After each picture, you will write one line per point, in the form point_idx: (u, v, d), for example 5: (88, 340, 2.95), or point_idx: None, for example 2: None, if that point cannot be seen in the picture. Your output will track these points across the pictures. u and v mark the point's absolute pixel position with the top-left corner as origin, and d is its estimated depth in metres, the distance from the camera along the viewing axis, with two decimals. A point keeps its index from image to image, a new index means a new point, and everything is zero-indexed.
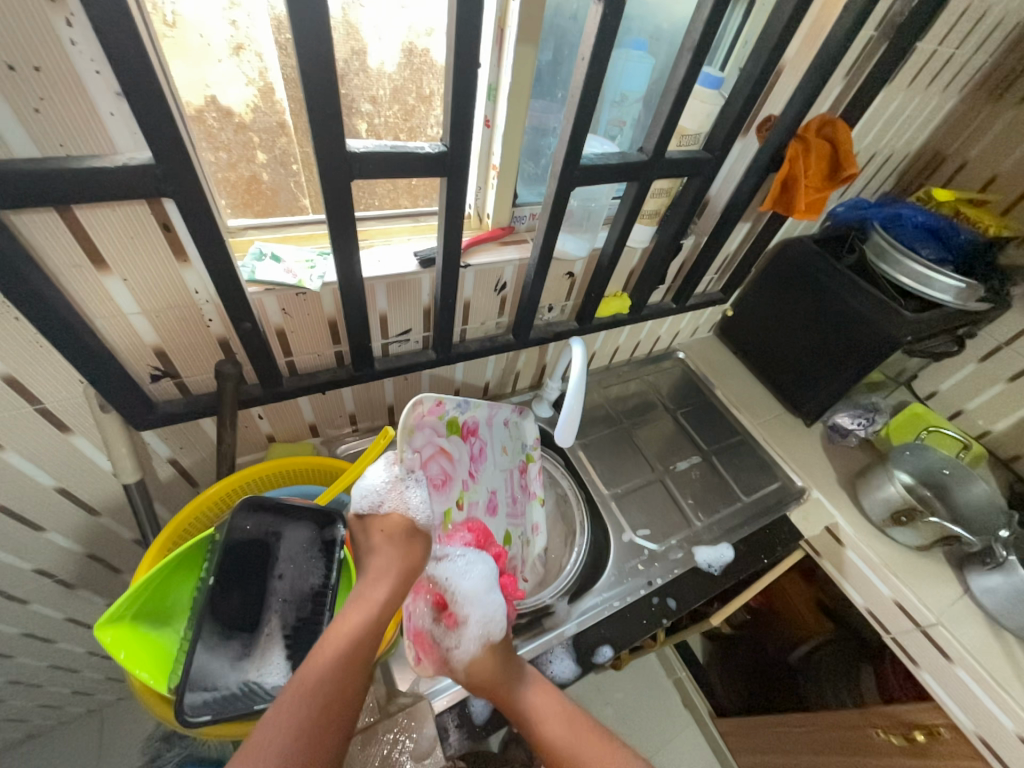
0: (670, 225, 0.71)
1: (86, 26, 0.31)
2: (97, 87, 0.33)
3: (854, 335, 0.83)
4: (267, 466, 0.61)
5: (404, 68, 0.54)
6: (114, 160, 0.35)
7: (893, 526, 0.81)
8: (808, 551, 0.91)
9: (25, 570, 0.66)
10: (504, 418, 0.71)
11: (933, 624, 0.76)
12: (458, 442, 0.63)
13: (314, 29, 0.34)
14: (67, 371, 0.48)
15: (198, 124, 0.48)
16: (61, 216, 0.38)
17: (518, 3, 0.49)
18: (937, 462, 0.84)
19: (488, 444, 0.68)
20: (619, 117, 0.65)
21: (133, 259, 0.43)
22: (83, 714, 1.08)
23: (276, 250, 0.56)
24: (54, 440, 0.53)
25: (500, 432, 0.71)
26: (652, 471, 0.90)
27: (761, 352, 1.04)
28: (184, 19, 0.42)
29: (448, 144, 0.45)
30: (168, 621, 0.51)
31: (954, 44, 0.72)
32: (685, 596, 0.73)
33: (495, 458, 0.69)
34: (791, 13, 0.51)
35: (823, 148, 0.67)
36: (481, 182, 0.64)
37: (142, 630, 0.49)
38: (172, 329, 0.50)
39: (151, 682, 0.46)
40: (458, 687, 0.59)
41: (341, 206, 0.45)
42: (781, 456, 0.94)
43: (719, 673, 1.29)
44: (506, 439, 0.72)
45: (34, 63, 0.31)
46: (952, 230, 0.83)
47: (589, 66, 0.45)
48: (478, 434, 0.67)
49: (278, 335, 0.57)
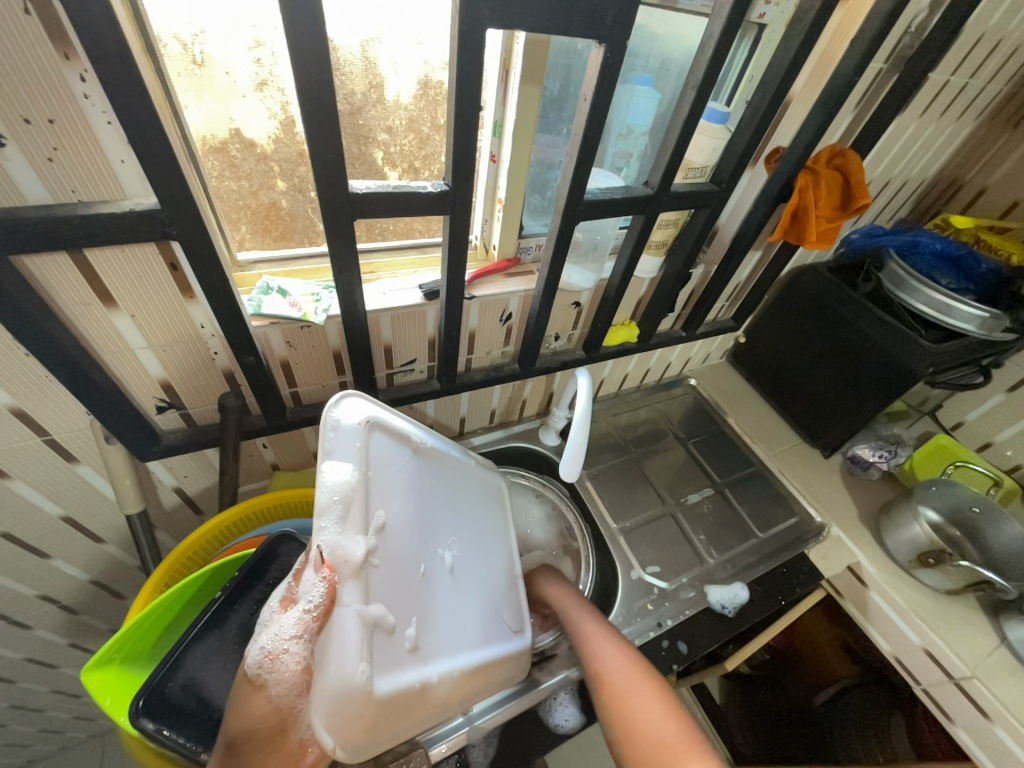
0: (678, 256, 0.70)
1: (98, 80, 0.32)
2: (109, 137, 0.35)
3: (874, 368, 0.80)
4: (269, 499, 0.60)
5: (419, 99, 0.55)
6: (121, 205, 0.36)
7: (919, 568, 0.77)
8: (828, 591, 0.87)
9: (30, 597, 0.66)
10: (505, 651, 0.52)
11: (968, 677, 0.70)
12: (451, 602, 0.47)
13: (313, 73, 0.35)
14: (75, 405, 0.49)
15: (223, 156, 0.50)
16: (73, 259, 0.39)
17: (523, 44, 0.50)
18: (965, 499, 0.80)
19: (479, 575, 0.54)
20: (625, 149, 0.65)
21: (139, 296, 0.44)
22: (84, 739, 1.10)
23: (283, 283, 0.57)
24: (61, 471, 0.54)
25: (494, 625, 0.53)
26: (662, 503, 0.87)
27: (777, 381, 1.01)
28: (211, 59, 0.43)
29: (450, 183, 0.46)
30: (140, 657, 0.47)
31: (967, 74, 0.71)
32: (696, 640, 0.69)
33: (480, 550, 0.56)
34: (797, 49, 0.50)
35: (834, 179, 0.66)
36: (487, 214, 0.65)
37: (121, 673, 0.45)
38: (179, 364, 0.51)
39: (112, 713, 0.42)
40: (458, 734, 0.55)
41: (344, 241, 0.45)
42: (799, 491, 0.91)
43: (738, 717, 1.16)
44: (493, 566, 0.58)
45: (48, 116, 0.32)
46: (973, 258, 0.81)
47: (592, 104, 0.45)
48: (476, 608, 0.51)
49: (282, 367, 0.58)
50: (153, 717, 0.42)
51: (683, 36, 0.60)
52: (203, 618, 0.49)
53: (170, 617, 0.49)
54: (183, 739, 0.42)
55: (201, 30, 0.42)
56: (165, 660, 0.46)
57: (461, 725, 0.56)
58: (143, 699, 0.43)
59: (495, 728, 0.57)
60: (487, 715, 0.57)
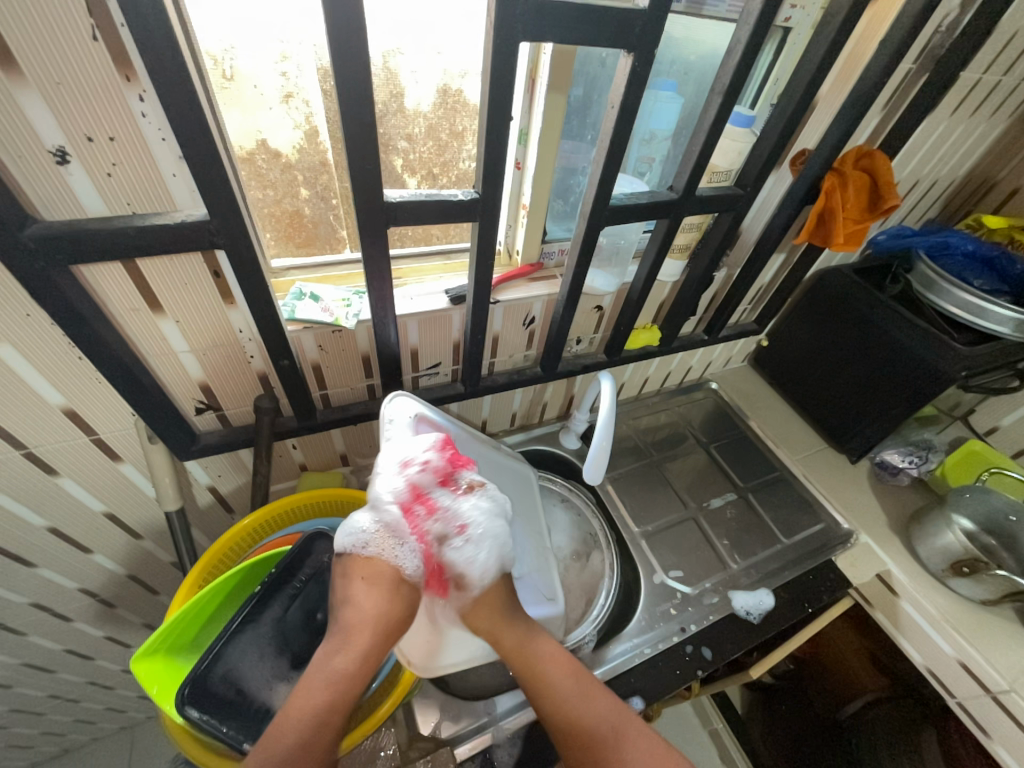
0: (701, 259, 0.70)
1: (155, 99, 0.34)
2: (162, 152, 0.36)
3: (903, 371, 0.78)
4: (298, 498, 0.62)
5: (439, 108, 0.57)
6: (173, 216, 0.38)
7: (953, 577, 0.75)
8: (858, 600, 0.85)
9: (72, 590, 0.69)
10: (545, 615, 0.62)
11: (1006, 691, 0.68)
12: None
13: (352, 88, 0.37)
14: (121, 406, 0.51)
15: (252, 166, 0.51)
16: (125, 267, 0.41)
17: (548, 55, 0.51)
18: (1001, 507, 0.77)
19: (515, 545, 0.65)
20: (648, 154, 0.66)
21: (184, 302, 0.46)
22: (115, 731, 1.14)
23: (315, 289, 0.58)
24: (106, 469, 0.56)
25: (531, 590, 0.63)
26: (684, 507, 0.86)
27: (801, 385, 1.00)
28: (240, 74, 0.45)
29: (479, 190, 0.47)
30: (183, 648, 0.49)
31: (999, 72, 0.70)
32: (721, 646, 0.69)
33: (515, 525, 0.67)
34: (826, 51, 0.50)
35: (862, 180, 0.66)
36: (511, 221, 0.66)
37: (165, 663, 0.46)
38: (218, 366, 0.53)
39: (160, 700, 0.44)
40: (482, 734, 0.56)
41: (375, 248, 0.47)
42: (825, 497, 0.89)
43: (760, 730, 1.16)
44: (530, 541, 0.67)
45: (109, 134, 0.34)
46: (1008, 259, 0.78)
47: (619, 111, 0.46)
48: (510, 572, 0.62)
49: (313, 371, 0.60)
50: (196, 705, 0.44)
51: (706, 39, 0.60)
52: (242, 611, 0.50)
53: (209, 611, 0.50)
54: (225, 729, 0.44)
55: (233, 47, 0.43)
56: (208, 650, 0.47)
57: (486, 725, 0.56)
58: (189, 688, 0.44)
59: (520, 730, 0.57)
60: (511, 716, 0.57)
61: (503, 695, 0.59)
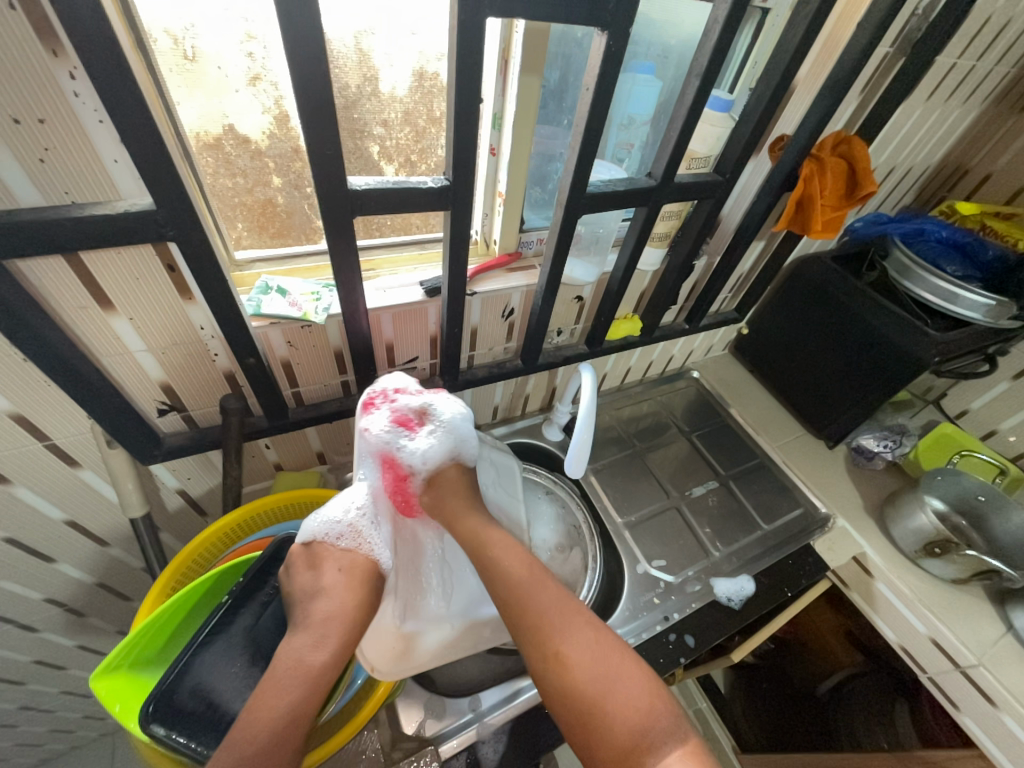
0: (681, 247, 0.69)
1: (88, 78, 0.31)
2: (101, 136, 0.34)
3: (880, 358, 0.79)
4: (265, 504, 0.60)
5: (414, 92, 0.54)
6: (114, 206, 0.35)
7: (925, 558, 0.77)
8: (835, 582, 0.88)
9: (36, 600, 0.66)
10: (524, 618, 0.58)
11: (974, 665, 0.70)
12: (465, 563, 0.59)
13: (310, 69, 0.34)
14: (74, 409, 0.48)
15: (216, 153, 0.48)
16: (68, 263, 0.38)
17: (521, 35, 0.49)
18: (971, 488, 0.79)
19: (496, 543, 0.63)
20: (627, 140, 0.64)
21: (137, 298, 0.43)
22: (95, 738, 1.11)
23: (282, 282, 0.56)
24: (63, 475, 0.53)
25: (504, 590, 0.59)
26: (667, 497, 0.87)
27: (780, 373, 1.01)
28: (203, 54, 0.42)
29: (451, 178, 0.45)
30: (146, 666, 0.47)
31: (973, 57, 0.70)
32: (704, 633, 0.69)
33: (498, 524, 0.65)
34: (804, 33, 0.49)
35: (840, 167, 0.65)
36: (488, 209, 0.64)
37: (128, 683, 0.44)
38: (179, 365, 0.50)
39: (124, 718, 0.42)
40: (468, 730, 0.55)
41: (343, 239, 0.45)
42: (804, 482, 0.90)
43: (742, 705, 1.18)
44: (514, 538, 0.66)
45: (38, 115, 0.31)
46: (980, 245, 0.80)
47: (594, 94, 0.44)
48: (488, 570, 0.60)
49: (283, 368, 0.57)
50: (163, 721, 0.42)
51: (684, 21, 0.58)
52: (210, 622, 0.49)
53: (172, 626, 0.48)
54: (193, 743, 0.42)
55: (193, 24, 0.40)
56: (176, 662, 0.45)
57: (470, 720, 0.56)
58: (154, 704, 0.43)
59: (504, 725, 0.57)
60: (495, 711, 0.57)
61: (487, 691, 0.58)
